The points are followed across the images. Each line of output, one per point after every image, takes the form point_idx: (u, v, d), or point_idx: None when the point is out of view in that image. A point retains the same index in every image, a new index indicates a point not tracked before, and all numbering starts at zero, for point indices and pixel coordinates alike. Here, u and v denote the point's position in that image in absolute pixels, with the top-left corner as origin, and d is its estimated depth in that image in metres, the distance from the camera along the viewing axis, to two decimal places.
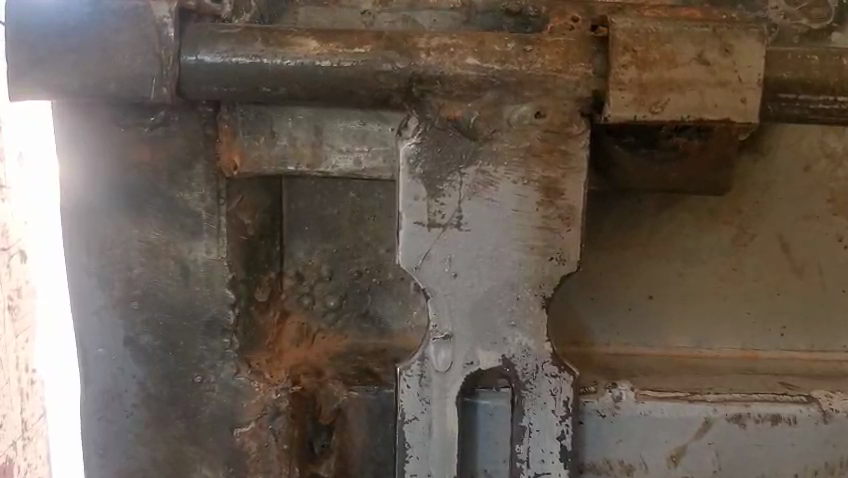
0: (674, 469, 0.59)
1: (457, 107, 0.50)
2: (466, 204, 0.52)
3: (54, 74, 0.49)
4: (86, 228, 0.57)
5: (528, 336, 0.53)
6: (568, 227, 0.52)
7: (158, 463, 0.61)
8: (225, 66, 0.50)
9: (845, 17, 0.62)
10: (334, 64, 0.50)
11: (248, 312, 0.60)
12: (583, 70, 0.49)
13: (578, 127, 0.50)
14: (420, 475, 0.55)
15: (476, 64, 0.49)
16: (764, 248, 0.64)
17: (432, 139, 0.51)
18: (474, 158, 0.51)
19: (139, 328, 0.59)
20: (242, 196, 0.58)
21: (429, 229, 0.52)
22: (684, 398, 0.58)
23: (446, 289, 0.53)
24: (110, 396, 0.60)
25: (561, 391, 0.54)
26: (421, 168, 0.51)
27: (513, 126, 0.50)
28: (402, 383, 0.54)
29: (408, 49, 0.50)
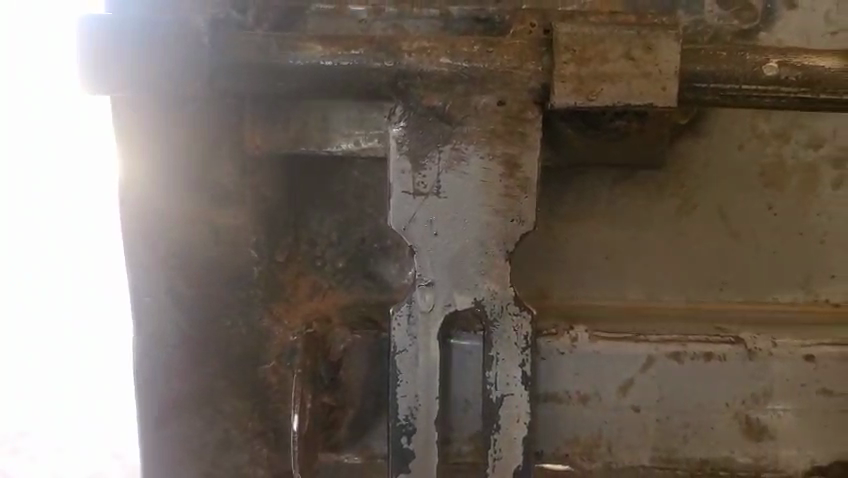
0: (623, 400, 0.71)
1: (434, 97, 0.62)
2: (443, 176, 0.64)
3: (117, 75, 0.62)
4: (139, 200, 0.69)
5: (495, 282, 0.65)
6: (526, 194, 0.64)
7: (195, 398, 0.74)
8: (248, 63, 0.62)
9: (770, 19, 0.73)
10: (336, 63, 0.62)
11: (269, 269, 0.73)
12: (534, 66, 0.61)
13: (532, 112, 0.62)
14: (408, 398, 0.67)
15: (449, 61, 0.61)
16: (705, 216, 0.76)
17: (416, 122, 0.63)
18: (450, 139, 0.63)
19: (180, 281, 0.71)
20: (260, 174, 0.71)
21: (413, 197, 0.64)
22: (630, 338, 0.71)
23: (428, 246, 0.65)
24: (156, 338, 0.72)
25: (522, 327, 0.66)
26: (406, 147, 0.64)
27: (480, 111, 0.62)
28: (393, 322, 0.67)
29: (394, 49, 0.62)
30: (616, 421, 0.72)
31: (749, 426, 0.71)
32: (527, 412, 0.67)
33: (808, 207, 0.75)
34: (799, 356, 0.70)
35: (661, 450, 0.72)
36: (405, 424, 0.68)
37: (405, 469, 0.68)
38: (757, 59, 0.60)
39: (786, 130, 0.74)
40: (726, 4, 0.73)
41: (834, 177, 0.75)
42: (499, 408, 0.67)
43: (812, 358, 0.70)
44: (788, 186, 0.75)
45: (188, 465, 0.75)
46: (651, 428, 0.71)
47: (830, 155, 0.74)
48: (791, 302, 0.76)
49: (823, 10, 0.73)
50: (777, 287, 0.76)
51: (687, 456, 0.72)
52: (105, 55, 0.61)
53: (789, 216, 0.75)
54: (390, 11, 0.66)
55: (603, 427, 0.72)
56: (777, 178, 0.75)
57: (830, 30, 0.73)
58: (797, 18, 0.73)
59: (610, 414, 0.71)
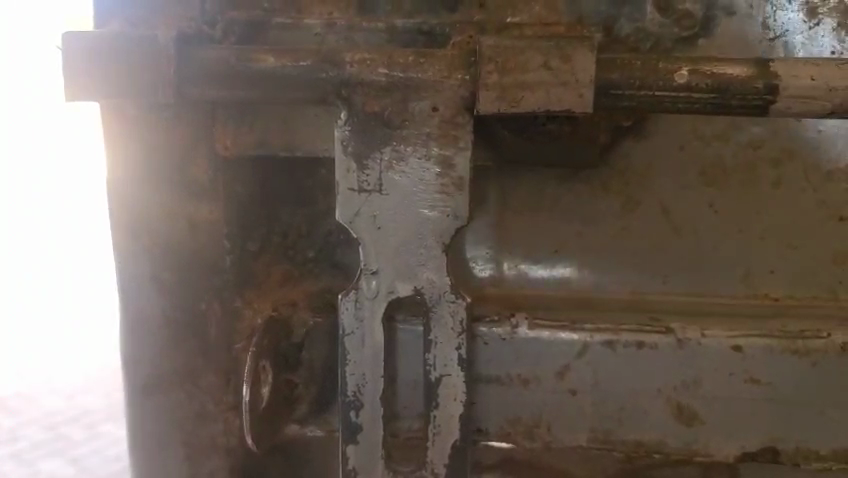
0: (562, 383, 0.77)
1: (375, 103, 0.69)
2: (385, 174, 0.69)
3: (97, 86, 0.70)
4: (123, 196, 0.77)
5: (433, 272, 0.71)
6: (461, 191, 0.69)
7: (174, 374, 0.81)
8: (210, 73, 0.69)
9: (709, 27, 0.76)
10: (288, 71, 0.69)
11: (241, 257, 0.81)
12: (461, 76, 0.67)
13: (463, 118, 0.68)
14: (356, 377, 0.74)
15: (387, 71, 0.68)
16: (649, 212, 0.80)
17: (359, 126, 0.69)
18: (390, 140, 0.69)
19: (161, 268, 0.79)
20: (234, 171, 0.79)
21: (358, 192, 0.70)
22: (566, 327, 0.77)
23: (372, 239, 0.71)
24: (141, 320, 0.80)
25: (459, 312, 0.72)
26: (352, 147, 0.70)
27: (416, 116, 0.68)
28: (342, 305, 0.73)
29: (339, 60, 0.69)
30: (554, 403, 0.77)
31: (680, 411, 0.75)
32: (463, 392, 0.73)
33: (748, 206, 0.79)
34: (727, 345, 0.74)
35: (598, 432, 0.77)
36: (352, 399, 0.74)
37: (353, 440, 0.75)
38: (669, 68, 0.65)
39: (726, 131, 0.79)
40: (668, 13, 0.75)
41: (774, 177, 0.79)
42: (437, 386, 0.73)
43: (740, 348, 0.74)
44: (728, 183, 0.79)
45: (173, 434, 0.83)
46: (588, 409, 0.77)
47: (770, 155, 0.78)
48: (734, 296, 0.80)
49: (761, 15, 0.76)
50: (719, 282, 0.80)
51: (622, 438, 0.77)
52: (86, 68, 0.70)
53: (730, 212, 0.79)
54: (341, 23, 0.76)
55: (541, 410, 0.77)
56: (718, 178, 0.79)
57: (769, 37, 0.76)
58: (736, 24, 0.77)
59: (549, 397, 0.77)
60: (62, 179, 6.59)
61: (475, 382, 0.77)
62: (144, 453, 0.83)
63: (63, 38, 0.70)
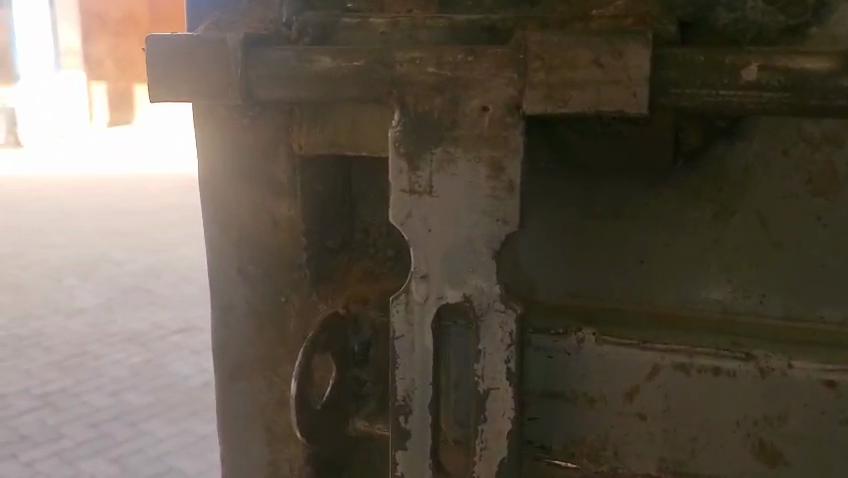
0: (631, 405, 0.70)
1: (428, 102, 0.63)
2: (435, 175, 0.63)
3: (178, 88, 0.71)
4: (216, 193, 0.81)
5: (482, 278, 0.63)
6: (511, 194, 0.62)
7: (260, 360, 0.84)
8: (275, 72, 0.67)
9: (822, 13, 0.65)
10: (337, 66, 0.66)
11: (318, 255, 0.80)
12: (509, 74, 0.61)
13: (513, 118, 0.61)
14: (406, 382, 0.66)
15: (436, 68, 0.63)
16: (745, 222, 0.71)
17: (410, 124, 0.64)
18: (441, 140, 0.63)
19: (247, 260, 0.82)
20: (312, 169, 0.78)
21: (408, 194, 0.64)
22: (636, 345, 0.70)
23: (421, 240, 0.64)
24: (227, 308, 0.83)
25: (507, 323, 0.63)
26: (404, 147, 0.64)
27: (468, 116, 0.62)
28: (393, 308, 0.66)
29: (390, 59, 0.64)
30: (621, 426, 0.71)
31: (762, 447, 0.68)
32: (513, 407, 0.64)
33: None
34: (819, 380, 0.66)
35: (668, 462, 0.70)
36: (402, 404, 0.67)
37: (402, 445, 0.67)
38: (737, 62, 0.58)
39: (837, 134, 0.68)
40: None
41: None
42: (483, 397, 0.65)
43: (833, 385, 0.65)
44: (840, 194, 0.68)
45: (254, 418, 0.85)
46: (657, 438, 0.70)
47: None
48: (841, 322, 0.70)
49: None
50: (825, 303, 0.70)
51: (695, 471, 0.70)
52: (171, 71, 0.71)
53: (841, 228, 0.69)
54: (405, 22, 0.71)
55: (608, 432, 0.71)
56: (824, 185, 0.69)
57: None
58: None
59: (617, 419, 0.71)
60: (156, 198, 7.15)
61: (539, 394, 0.72)
62: (231, 432, 0.87)
63: (148, 40, 0.72)
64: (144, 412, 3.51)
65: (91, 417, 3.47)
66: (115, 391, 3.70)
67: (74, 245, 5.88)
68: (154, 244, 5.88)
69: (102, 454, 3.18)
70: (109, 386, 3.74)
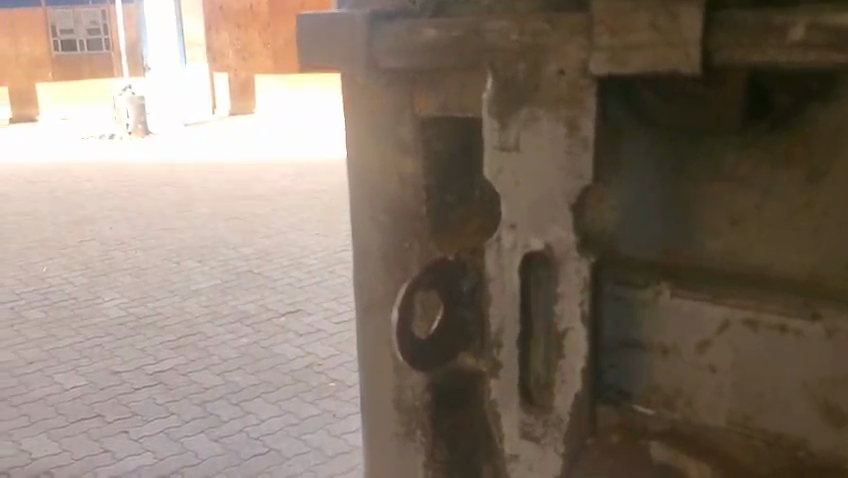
0: (701, 359, 0.68)
1: (515, 64, 0.68)
2: (522, 133, 0.69)
3: (317, 61, 0.79)
4: (355, 150, 0.86)
5: (562, 228, 0.68)
6: (585, 151, 0.66)
7: (387, 298, 0.87)
8: (395, 40, 0.75)
9: None
10: (449, 32, 0.71)
11: (437, 208, 0.82)
12: (579, 40, 0.65)
13: (584, 82, 0.65)
14: (497, 320, 0.73)
15: (517, 37, 0.67)
16: (835, 185, 0.64)
17: (500, 87, 0.69)
18: (526, 103, 0.68)
19: (377, 209, 0.85)
20: (433, 131, 0.80)
21: (501, 150, 0.71)
22: (707, 299, 0.68)
23: (513, 193, 0.70)
24: (362, 253, 0.87)
25: (582, 270, 0.68)
26: (494, 107, 0.70)
27: (546, 81, 0.67)
28: (487, 253, 0.73)
29: (481, 27, 0.70)
30: (691, 377, 0.69)
31: (828, 411, 0.63)
32: (586, 348, 0.69)
33: None
34: None
35: (737, 415, 0.68)
36: (494, 340, 0.73)
37: (493, 376, 0.74)
38: (786, 22, 0.57)
39: None
40: None
41: None
42: (560, 335, 0.70)
43: None
44: None
45: (383, 357, 0.88)
46: (728, 391, 0.68)
47: None
48: None
49: None
50: None
51: (761, 426, 0.67)
52: (312, 45, 0.79)
53: None
54: None
55: (680, 383, 0.70)
56: None
57: None
58: None
59: (688, 371, 0.69)
60: (272, 182, 7.49)
61: (618, 343, 0.72)
62: (367, 371, 0.90)
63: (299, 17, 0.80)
64: (250, 393, 3.66)
65: (198, 396, 3.66)
66: (222, 372, 3.89)
67: (193, 228, 6.21)
68: (267, 228, 6.17)
69: (207, 433, 3.33)
70: (217, 366, 3.94)
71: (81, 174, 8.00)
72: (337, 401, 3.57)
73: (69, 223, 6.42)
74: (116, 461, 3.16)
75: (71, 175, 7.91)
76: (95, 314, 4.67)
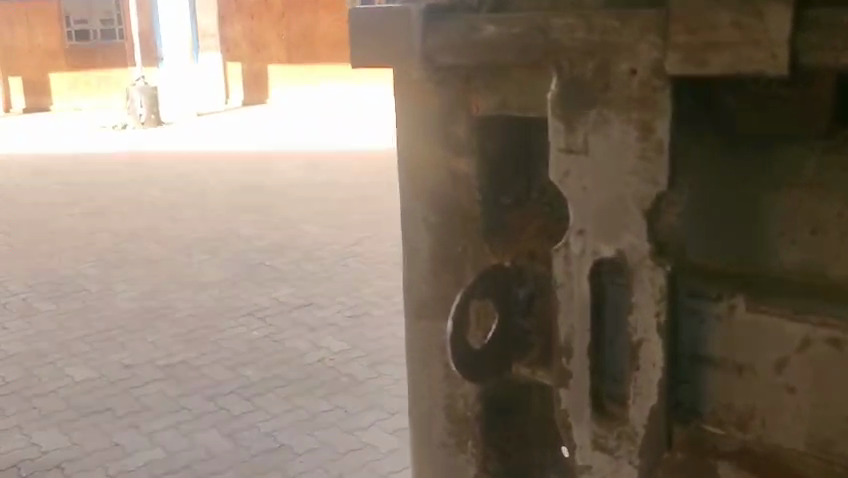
0: (781, 378, 0.64)
1: (584, 64, 0.64)
2: (590, 136, 0.65)
3: (369, 56, 0.78)
4: (402, 149, 0.82)
5: (634, 235, 0.64)
6: (661, 154, 0.62)
7: (435, 305, 0.83)
8: (453, 35, 0.71)
9: None
10: (509, 29, 0.68)
11: (491, 213, 0.78)
12: (652, 40, 0.61)
13: (658, 83, 0.61)
14: (565, 328, 0.70)
15: (584, 35, 0.64)
16: None
17: (568, 86, 0.66)
18: (595, 103, 0.65)
19: (426, 212, 0.81)
20: (488, 129, 0.77)
21: (567, 152, 0.67)
22: (786, 315, 0.63)
23: (580, 198, 0.67)
24: (410, 257, 0.84)
25: (658, 278, 0.64)
26: (560, 109, 0.67)
27: (617, 81, 0.63)
28: (553, 259, 0.70)
29: (546, 23, 0.66)
30: (769, 398, 0.65)
31: None
32: (663, 359, 0.65)
33: None
34: None
35: (817, 441, 0.63)
36: (565, 346, 0.70)
37: (565, 384, 0.70)
38: None
39: None
40: None
41: None
42: (633, 346, 0.66)
43: None
44: None
45: (430, 367, 0.84)
46: (807, 413, 0.63)
47: None
48: None
49: None
50: None
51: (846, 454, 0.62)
52: (363, 40, 0.78)
53: None
54: None
55: (756, 402, 0.66)
56: None
57: None
58: None
59: (766, 391, 0.65)
60: (283, 174, 7.48)
61: (688, 358, 0.69)
62: (413, 381, 0.86)
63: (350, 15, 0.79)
64: (260, 388, 3.64)
65: (209, 390, 3.64)
66: (233, 365, 3.87)
67: (204, 221, 6.19)
68: (279, 220, 6.15)
69: (217, 427, 3.28)
70: (228, 361, 3.91)
71: (94, 165, 8.00)
72: (348, 397, 3.51)
73: (80, 214, 6.41)
74: (127, 456, 3.16)
75: (83, 166, 7.91)
76: (106, 306, 4.65)
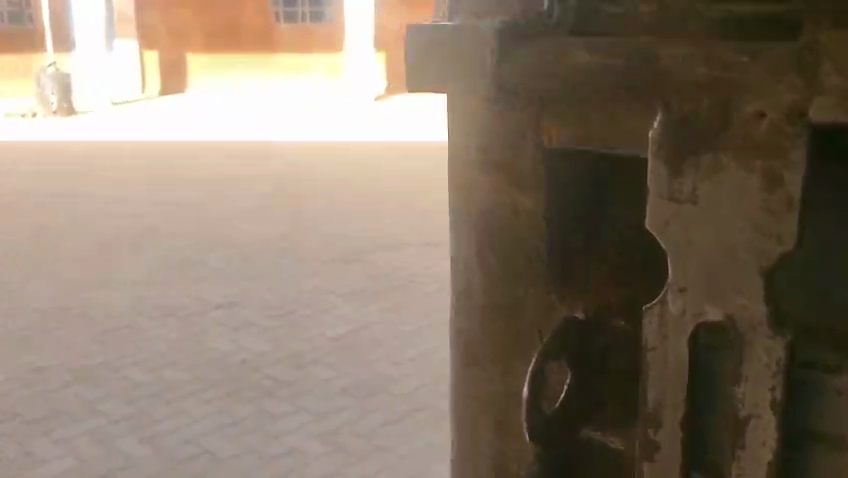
0: None
1: (699, 100, 0.57)
2: (700, 184, 0.58)
3: (434, 78, 0.71)
4: (458, 179, 0.76)
5: (746, 298, 0.58)
6: (790, 212, 0.56)
7: (488, 350, 0.78)
8: (536, 57, 0.64)
9: None
10: (605, 55, 0.61)
11: (558, 254, 0.73)
12: (790, 81, 0.54)
13: (791, 128, 0.55)
14: (656, 395, 0.63)
15: (705, 70, 0.57)
16: None
17: (676, 125, 0.58)
18: (708, 146, 0.57)
19: (485, 249, 0.75)
20: (561, 159, 0.72)
21: (667, 201, 0.60)
22: None
23: (682, 253, 0.60)
24: (463, 295, 0.78)
25: (776, 351, 0.58)
26: (664, 151, 0.59)
27: (741, 122, 0.56)
28: (644, 317, 0.63)
29: (654, 51, 0.59)
30: None
31: None
32: (776, 439, 0.60)
33: None
34: None
35: None
36: (652, 412, 0.64)
37: (649, 458, 0.65)
38: None
39: None
40: None
41: None
42: (740, 420, 0.60)
43: None
44: None
45: (478, 417, 0.80)
46: None
47: None
48: None
49: None
50: None
51: None
52: (427, 60, 0.71)
53: None
54: None
55: None
56: None
57: None
58: None
59: None
60: (204, 181, 7.42)
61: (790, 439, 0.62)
62: (457, 429, 0.82)
63: (408, 29, 0.72)
64: (182, 390, 3.49)
65: (127, 392, 3.47)
66: (152, 365, 3.70)
67: (126, 222, 6.00)
68: (201, 222, 6.05)
69: (136, 433, 3.15)
70: (150, 361, 3.73)
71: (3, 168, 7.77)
72: (273, 400, 3.40)
73: None
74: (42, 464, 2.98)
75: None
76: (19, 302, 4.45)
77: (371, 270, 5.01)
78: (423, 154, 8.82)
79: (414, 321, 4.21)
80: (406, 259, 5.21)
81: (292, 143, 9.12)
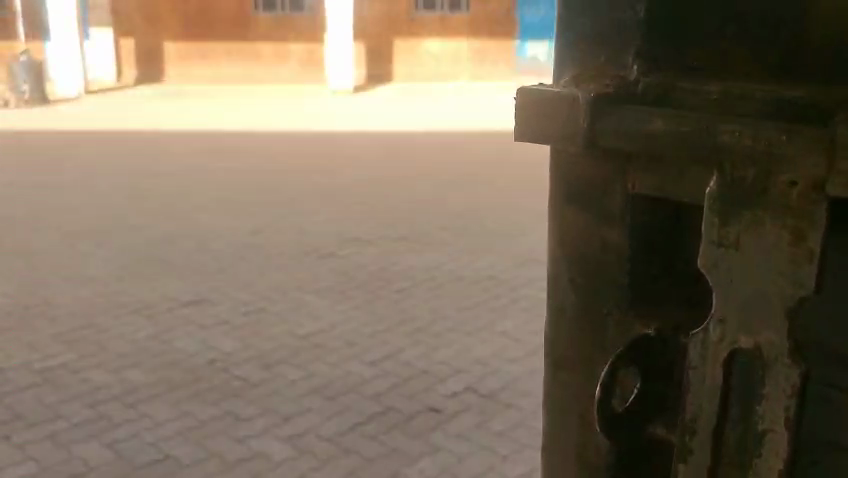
0: None
1: (745, 168, 0.76)
2: (743, 235, 0.77)
3: (527, 132, 0.96)
4: (561, 210, 1.05)
5: (773, 332, 0.77)
6: (810, 261, 0.74)
7: (580, 343, 1.07)
8: (615, 124, 0.86)
9: None
10: (675, 125, 0.81)
11: (633, 275, 0.98)
12: (813, 157, 0.71)
13: (812, 198, 0.72)
14: (695, 405, 0.84)
15: (751, 143, 0.75)
16: None
17: (727, 183, 0.77)
18: (748, 208, 0.76)
19: (578, 265, 1.04)
20: (640, 201, 0.95)
21: (718, 247, 0.79)
22: None
23: (727, 287, 0.79)
24: (561, 300, 1.07)
25: (792, 377, 0.77)
26: (717, 202, 0.78)
27: (776, 190, 0.74)
28: (691, 340, 0.84)
29: (715, 126, 0.78)
30: None
31: None
32: (786, 450, 0.80)
33: None
34: None
35: None
36: (690, 424, 0.85)
37: (683, 459, 0.86)
38: None
39: None
40: None
41: None
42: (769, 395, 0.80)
43: None
44: None
45: (575, 394, 1.10)
46: None
47: None
48: None
49: None
50: None
51: None
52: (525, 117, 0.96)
53: None
54: (734, 92, 0.83)
55: None
56: None
57: None
58: None
59: None
60: (165, 173, 7.52)
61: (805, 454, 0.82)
62: (560, 398, 1.12)
63: (519, 89, 0.97)
64: (144, 394, 3.55)
65: (91, 397, 3.52)
66: (118, 368, 3.78)
67: (93, 220, 6.11)
68: (168, 219, 6.15)
69: (98, 437, 3.21)
70: (111, 363, 3.82)
71: None
72: (240, 401, 3.48)
73: None
74: None
75: None
76: None
77: (339, 266, 5.12)
78: (385, 143, 8.95)
79: (382, 318, 4.31)
80: (372, 255, 5.33)
81: (252, 136, 9.18)
